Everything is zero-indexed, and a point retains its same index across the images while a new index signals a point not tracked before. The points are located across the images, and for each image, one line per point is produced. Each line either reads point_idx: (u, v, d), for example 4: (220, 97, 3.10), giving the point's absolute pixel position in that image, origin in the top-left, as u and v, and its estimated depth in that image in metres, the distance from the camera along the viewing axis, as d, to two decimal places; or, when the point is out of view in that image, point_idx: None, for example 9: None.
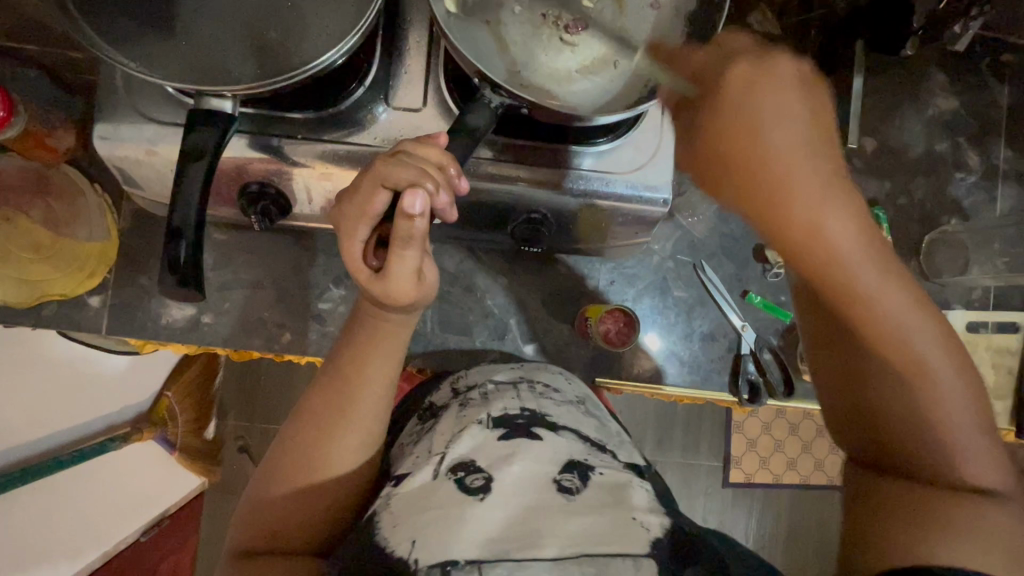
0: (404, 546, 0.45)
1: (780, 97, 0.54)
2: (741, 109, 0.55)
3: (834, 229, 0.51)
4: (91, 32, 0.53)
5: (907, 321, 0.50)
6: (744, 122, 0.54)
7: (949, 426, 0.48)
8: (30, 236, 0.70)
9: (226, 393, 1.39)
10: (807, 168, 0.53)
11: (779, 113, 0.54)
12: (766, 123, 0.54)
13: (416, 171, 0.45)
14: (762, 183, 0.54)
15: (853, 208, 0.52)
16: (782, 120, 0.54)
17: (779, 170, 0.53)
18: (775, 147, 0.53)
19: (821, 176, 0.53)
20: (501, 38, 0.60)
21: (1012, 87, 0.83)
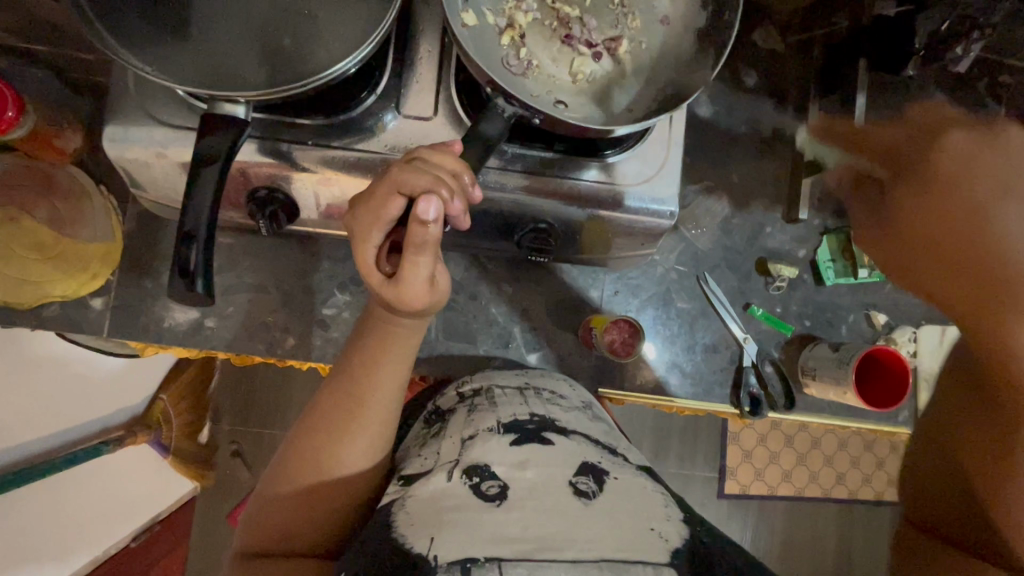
0: (422, 545, 0.44)
1: (1018, 196, 0.54)
2: (954, 191, 0.53)
3: (1015, 325, 0.49)
4: (104, 36, 0.53)
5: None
6: (980, 231, 0.54)
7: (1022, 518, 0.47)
8: (34, 236, 0.67)
9: (221, 397, 1.37)
10: (1020, 257, 0.51)
11: (1020, 200, 0.54)
12: (1002, 200, 0.55)
13: (431, 177, 0.45)
14: (984, 272, 0.52)
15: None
16: (1014, 194, 0.54)
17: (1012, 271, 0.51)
18: (1009, 231, 0.53)
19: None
20: (513, 49, 0.61)
21: (1009, 108, 0.85)
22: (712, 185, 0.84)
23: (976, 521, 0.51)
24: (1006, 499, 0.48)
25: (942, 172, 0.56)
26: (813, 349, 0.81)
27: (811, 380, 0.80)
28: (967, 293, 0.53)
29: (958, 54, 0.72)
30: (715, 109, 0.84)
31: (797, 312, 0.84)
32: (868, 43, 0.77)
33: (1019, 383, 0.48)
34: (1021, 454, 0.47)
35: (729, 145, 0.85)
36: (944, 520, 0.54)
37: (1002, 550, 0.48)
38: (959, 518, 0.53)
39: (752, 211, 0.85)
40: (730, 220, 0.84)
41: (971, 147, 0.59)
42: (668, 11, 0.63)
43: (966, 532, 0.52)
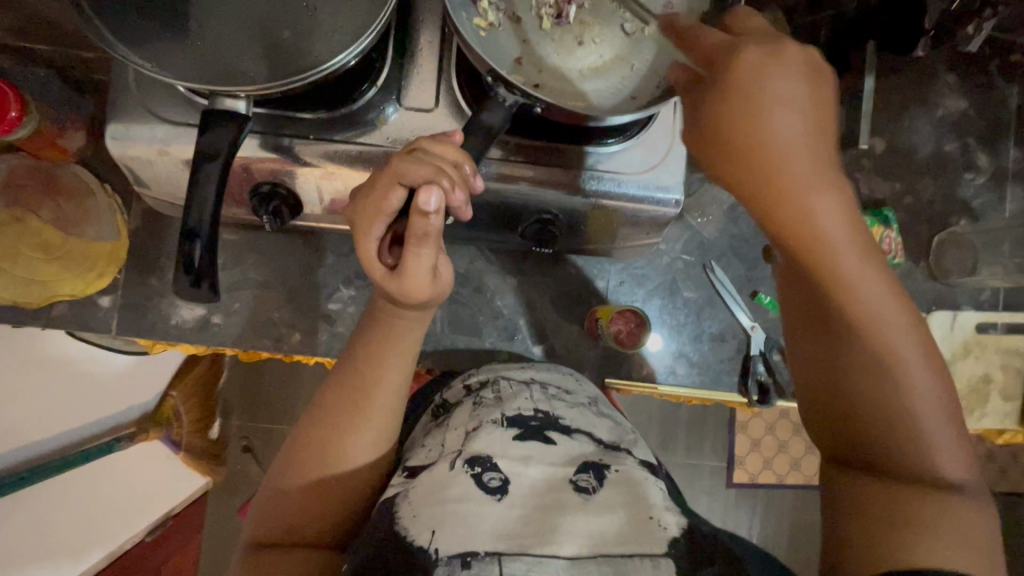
0: (424, 538, 0.45)
1: (789, 75, 0.45)
2: (750, 94, 0.45)
3: (824, 227, 0.46)
4: (103, 32, 0.53)
5: (875, 306, 0.47)
6: (759, 109, 0.45)
7: (932, 444, 0.44)
8: (40, 236, 0.68)
9: (229, 393, 1.38)
10: (802, 163, 0.46)
11: (786, 91, 0.45)
12: (770, 104, 0.45)
13: (432, 169, 0.45)
14: (765, 178, 0.46)
15: (845, 203, 0.46)
16: (787, 99, 0.45)
17: (768, 144, 0.46)
18: (782, 130, 0.45)
19: (817, 159, 0.46)
20: (517, 39, 0.60)
21: (1021, 88, 0.83)
22: None
23: (858, 459, 0.47)
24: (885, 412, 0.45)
25: (734, 73, 0.46)
26: None
27: None
28: (759, 190, 0.47)
29: (969, 32, 0.75)
30: None
31: None
32: (880, 20, 0.76)
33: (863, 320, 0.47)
34: (890, 370, 0.46)
35: None
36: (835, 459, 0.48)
37: (888, 469, 0.45)
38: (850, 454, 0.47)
39: None
40: (736, 208, 0.84)
41: (761, 50, 0.46)
42: None
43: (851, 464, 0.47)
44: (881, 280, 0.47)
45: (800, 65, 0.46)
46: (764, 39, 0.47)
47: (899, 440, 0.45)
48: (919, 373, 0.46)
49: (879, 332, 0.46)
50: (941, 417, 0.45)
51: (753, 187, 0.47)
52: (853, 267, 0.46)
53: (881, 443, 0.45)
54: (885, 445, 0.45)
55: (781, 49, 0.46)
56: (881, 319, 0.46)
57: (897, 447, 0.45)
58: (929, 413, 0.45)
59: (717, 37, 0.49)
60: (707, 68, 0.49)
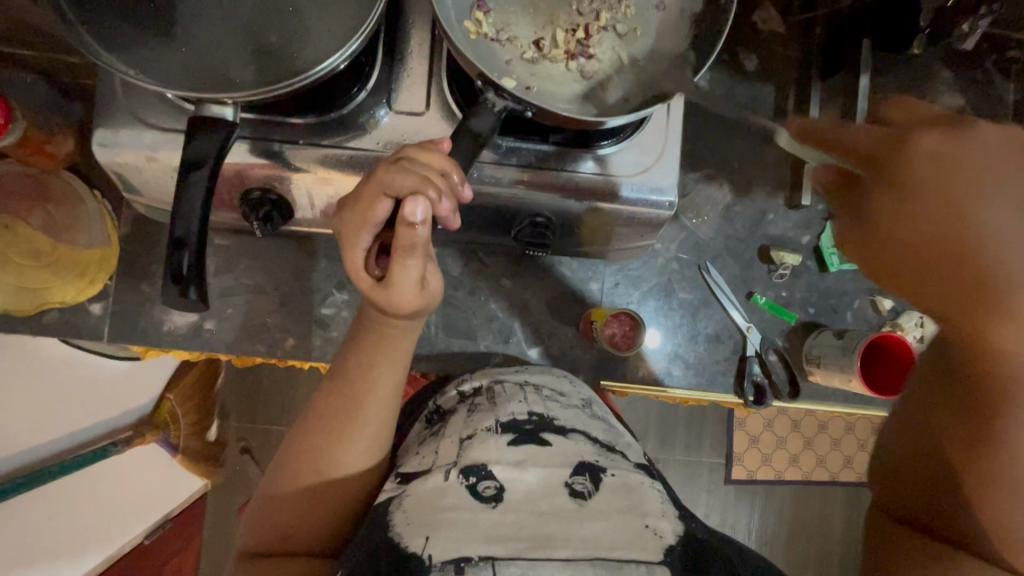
0: (417, 544, 0.44)
1: (986, 155, 0.51)
2: (945, 176, 0.51)
3: (1017, 299, 0.46)
4: (85, 37, 0.52)
5: None
6: (960, 188, 0.50)
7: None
8: (31, 243, 0.68)
9: (227, 396, 1.38)
10: (1008, 230, 0.48)
11: (981, 170, 0.51)
12: (984, 181, 0.50)
13: (418, 178, 0.45)
14: (957, 240, 0.49)
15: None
16: (1004, 179, 0.50)
17: (964, 222, 0.49)
18: (991, 214, 0.49)
19: (1012, 232, 0.48)
20: (508, 41, 0.60)
21: (1017, 85, 0.83)
22: (713, 172, 0.83)
23: (936, 510, 0.48)
24: (982, 478, 0.45)
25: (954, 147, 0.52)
26: (818, 337, 0.81)
27: (815, 368, 0.80)
28: (936, 255, 0.51)
29: (965, 30, 0.69)
30: (715, 94, 0.82)
31: (802, 299, 0.83)
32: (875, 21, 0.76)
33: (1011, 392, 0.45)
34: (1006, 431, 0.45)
35: (730, 131, 0.83)
36: (900, 502, 0.51)
37: (974, 541, 0.45)
38: (917, 499, 0.50)
39: (754, 198, 0.83)
40: (731, 208, 0.83)
41: (941, 134, 0.54)
42: None
43: (930, 516, 0.48)
44: None
45: (1000, 147, 0.51)
46: (947, 125, 0.54)
47: (986, 491, 0.45)
48: None
49: (1015, 400, 0.45)
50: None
51: (933, 256, 0.51)
52: (1021, 342, 0.45)
53: (959, 504, 0.46)
54: (954, 500, 0.47)
55: (972, 135, 0.52)
56: (1022, 396, 0.45)
57: (961, 506, 0.46)
58: None
59: (921, 110, 0.57)
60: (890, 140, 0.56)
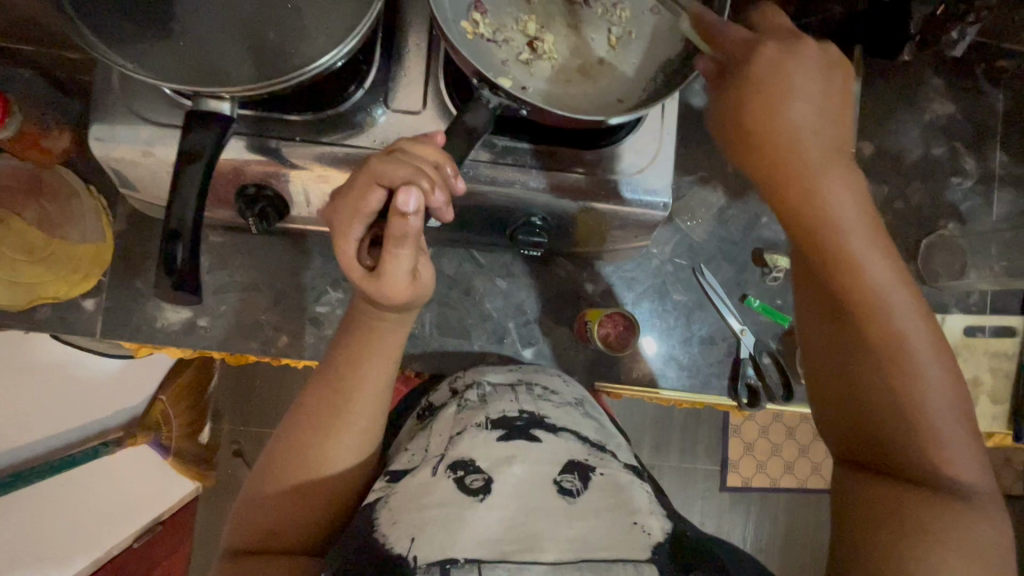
0: (403, 545, 0.44)
1: (806, 68, 0.48)
2: (773, 82, 0.48)
3: (845, 221, 0.48)
4: (88, 34, 0.52)
5: (893, 298, 0.48)
6: (766, 107, 0.48)
7: (941, 433, 0.46)
8: (23, 237, 0.67)
9: (220, 397, 1.37)
10: (820, 148, 0.48)
11: (805, 81, 0.48)
12: (792, 94, 0.48)
13: (411, 170, 0.45)
14: (780, 159, 0.49)
15: (859, 198, 0.49)
16: (800, 93, 0.48)
17: (793, 139, 0.48)
18: (797, 120, 0.48)
19: (827, 150, 0.49)
20: (504, 42, 0.60)
21: (1007, 93, 0.84)
22: (707, 176, 0.84)
23: (862, 439, 0.50)
24: (907, 410, 0.47)
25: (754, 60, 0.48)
26: None
27: None
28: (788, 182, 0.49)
29: (953, 36, 0.75)
30: (710, 98, 0.83)
31: (795, 303, 0.84)
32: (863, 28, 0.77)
33: (879, 306, 0.48)
34: (895, 343, 0.48)
35: None
36: (843, 446, 0.52)
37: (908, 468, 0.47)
38: (851, 436, 0.51)
39: (748, 202, 0.84)
40: (725, 211, 0.84)
41: (778, 45, 0.49)
42: None
43: (865, 452, 0.49)
44: (895, 267, 0.49)
45: (810, 59, 0.48)
46: (781, 40, 0.49)
47: (908, 408, 0.47)
48: (928, 368, 0.47)
49: (882, 319, 0.48)
50: (944, 398, 0.47)
51: (778, 173, 0.49)
52: (861, 234, 0.48)
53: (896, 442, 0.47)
54: (896, 441, 0.47)
55: (797, 44, 0.49)
56: (888, 302, 0.48)
57: (884, 426, 0.48)
58: (937, 402, 0.47)
59: (741, 33, 0.51)
60: (719, 57, 0.51)
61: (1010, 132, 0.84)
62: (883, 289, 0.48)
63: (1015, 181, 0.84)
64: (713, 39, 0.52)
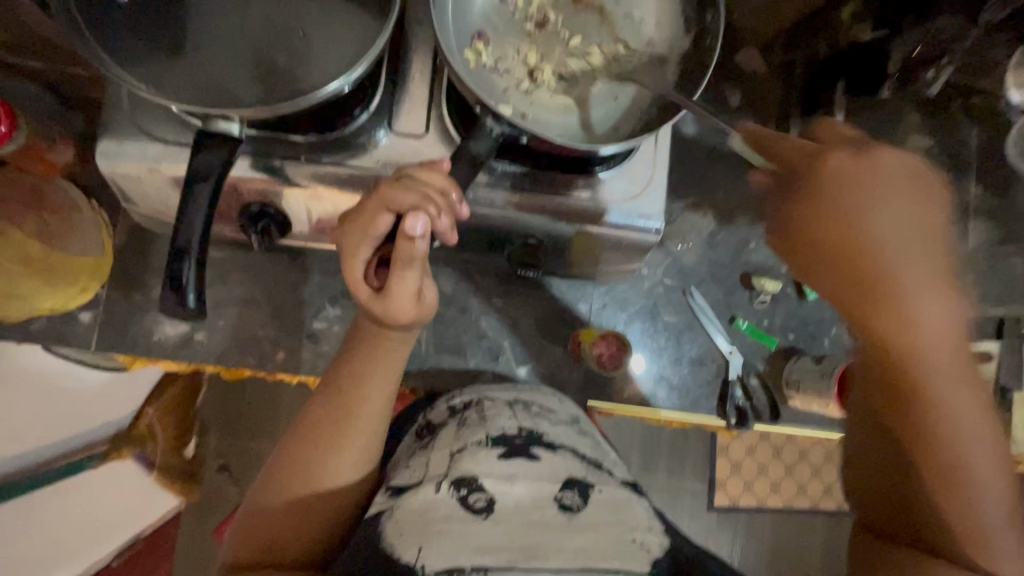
0: (411, 555, 0.45)
1: (899, 198, 0.50)
2: (860, 198, 0.50)
3: (924, 327, 0.50)
4: (100, 52, 0.53)
5: (962, 414, 0.50)
6: (848, 235, 0.50)
7: (987, 523, 0.50)
8: (21, 248, 0.67)
9: (207, 415, 1.27)
10: (916, 264, 0.50)
11: (893, 208, 0.50)
12: (875, 211, 0.50)
13: (420, 196, 0.46)
14: (869, 273, 0.50)
15: (952, 303, 0.50)
16: (883, 205, 0.50)
17: (891, 269, 0.50)
18: (885, 230, 0.50)
19: (930, 264, 0.50)
20: (505, 71, 0.63)
21: (980, 129, 0.88)
22: (697, 201, 0.87)
23: (906, 519, 0.54)
24: (936, 492, 0.51)
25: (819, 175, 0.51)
26: (797, 362, 0.83)
27: (795, 393, 0.82)
28: (859, 304, 0.51)
29: (929, 76, 0.77)
30: (700, 127, 0.86)
31: (782, 325, 0.86)
32: (846, 66, 0.81)
33: (944, 419, 0.50)
34: (952, 452, 0.50)
35: (714, 163, 0.87)
36: (874, 514, 0.57)
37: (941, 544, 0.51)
38: (888, 509, 0.56)
39: (737, 227, 0.87)
40: (715, 235, 0.86)
41: (848, 150, 0.51)
42: (652, 35, 0.66)
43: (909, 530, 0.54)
44: (971, 390, 0.51)
45: (884, 167, 0.50)
46: (851, 145, 0.52)
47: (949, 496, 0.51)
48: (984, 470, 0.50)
49: (942, 429, 0.50)
50: (1002, 506, 0.50)
51: (855, 287, 0.51)
52: (938, 347, 0.50)
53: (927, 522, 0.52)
54: (930, 513, 0.52)
55: (876, 165, 0.50)
56: (954, 413, 0.50)
57: (924, 507, 0.53)
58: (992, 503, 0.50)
59: (791, 142, 0.53)
60: (784, 182, 0.53)
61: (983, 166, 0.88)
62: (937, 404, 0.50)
63: (989, 212, 0.88)
64: (773, 157, 0.54)
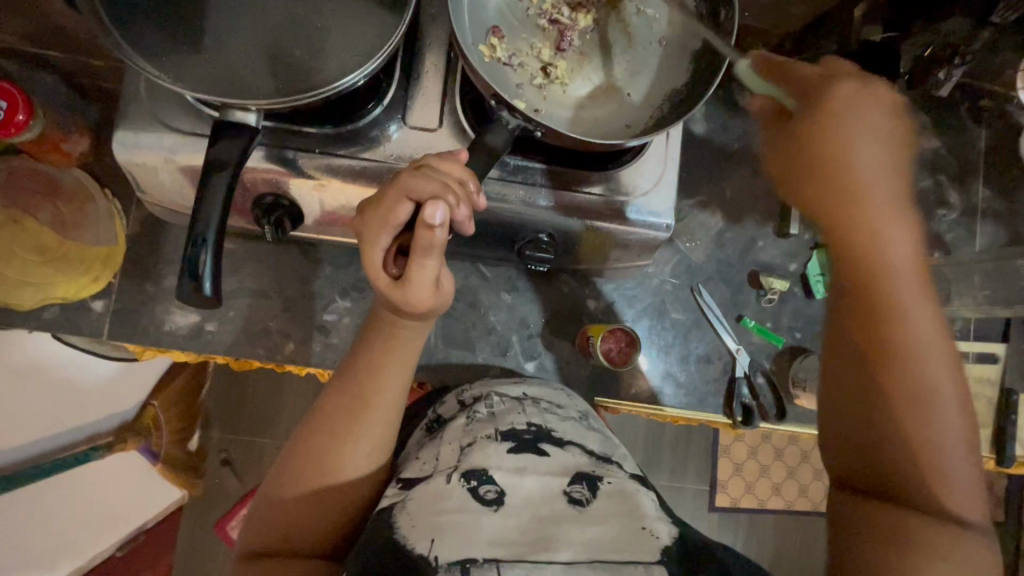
0: (423, 545, 0.46)
1: (881, 112, 0.50)
2: (841, 122, 0.49)
3: (889, 243, 0.50)
4: (120, 42, 0.54)
5: (924, 346, 0.49)
6: (838, 145, 0.49)
7: (948, 470, 0.48)
8: (36, 237, 0.69)
9: (212, 405, 1.35)
10: (885, 192, 0.50)
11: (872, 127, 0.50)
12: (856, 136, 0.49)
13: (439, 185, 0.47)
14: (850, 193, 0.50)
15: (914, 229, 0.51)
16: (865, 133, 0.49)
17: (862, 181, 0.50)
18: (861, 160, 0.49)
19: (895, 195, 0.50)
20: (519, 66, 0.63)
21: (989, 131, 0.89)
22: (706, 200, 0.87)
23: (867, 468, 0.50)
24: (900, 432, 0.49)
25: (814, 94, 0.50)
26: (804, 360, 0.83)
27: (801, 392, 0.82)
28: (837, 221, 0.51)
29: (941, 78, 0.78)
30: (710, 126, 0.87)
31: (789, 324, 0.86)
32: None
33: (907, 350, 0.49)
34: (916, 384, 0.49)
35: (723, 162, 0.87)
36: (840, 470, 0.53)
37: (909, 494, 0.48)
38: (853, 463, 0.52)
39: (745, 226, 0.87)
40: (723, 234, 0.87)
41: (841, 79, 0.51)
42: (665, 32, 0.66)
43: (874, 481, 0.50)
44: (936, 331, 0.50)
45: (873, 100, 0.50)
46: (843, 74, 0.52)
47: (912, 438, 0.48)
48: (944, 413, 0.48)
49: (914, 364, 0.49)
50: (961, 452, 0.48)
51: (832, 207, 0.51)
52: (903, 275, 0.50)
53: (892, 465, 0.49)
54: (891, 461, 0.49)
55: (876, 94, 0.50)
56: (919, 345, 0.49)
57: (888, 454, 0.49)
58: (952, 450, 0.48)
59: (810, 74, 0.52)
60: (800, 103, 0.51)
61: (991, 168, 0.89)
62: (903, 338, 0.49)
63: (997, 214, 0.88)
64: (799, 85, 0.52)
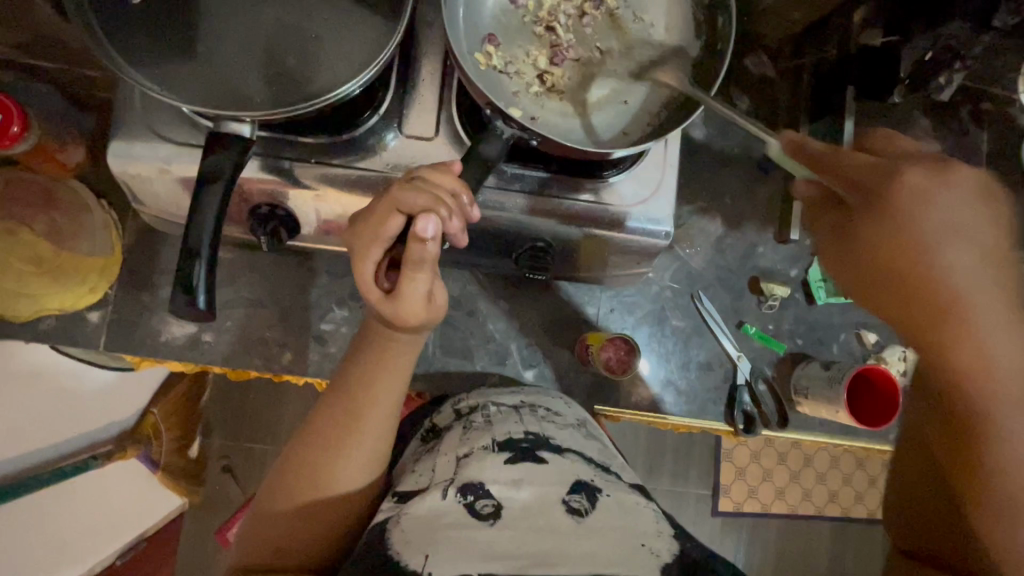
0: (416, 561, 0.45)
1: (958, 203, 0.46)
2: (910, 220, 0.46)
3: (987, 350, 0.44)
4: (113, 54, 0.54)
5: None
6: (898, 241, 0.46)
7: None
8: (34, 248, 0.68)
9: (213, 412, 1.35)
10: (978, 294, 0.45)
11: (948, 222, 0.45)
12: (931, 234, 0.46)
13: (430, 197, 0.46)
14: (928, 295, 0.46)
15: (1023, 336, 0.44)
16: (947, 228, 0.45)
17: (937, 279, 0.46)
18: (943, 258, 0.45)
19: (999, 299, 0.45)
20: (515, 74, 0.63)
21: (991, 134, 0.88)
22: (706, 205, 0.86)
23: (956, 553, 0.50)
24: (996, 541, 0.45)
25: (879, 188, 0.47)
26: (805, 368, 0.83)
27: (804, 399, 0.81)
28: (915, 323, 0.47)
29: (941, 81, 0.75)
30: (709, 131, 0.86)
31: (790, 331, 0.86)
32: (855, 70, 0.82)
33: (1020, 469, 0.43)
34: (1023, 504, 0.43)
35: (722, 167, 0.87)
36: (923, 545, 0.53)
37: None
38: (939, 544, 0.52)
39: (745, 232, 0.86)
40: (723, 240, 0.86)
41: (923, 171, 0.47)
42: (663, 39, 0.65)
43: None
44: None
45: (962, 193, 0.46)
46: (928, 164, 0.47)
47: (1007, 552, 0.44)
48: None
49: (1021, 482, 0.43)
50: None
51: (905, 306, 0.48)
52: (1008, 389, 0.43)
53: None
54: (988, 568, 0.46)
55: (953, 183, 0.46)
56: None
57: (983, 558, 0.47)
58: None
59: (864, 162, 0.50)
60: (854, 194, 0.49)
61: (994, 171, 0.88)
62: (1009, 456, 0.44)
63: None
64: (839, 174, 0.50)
